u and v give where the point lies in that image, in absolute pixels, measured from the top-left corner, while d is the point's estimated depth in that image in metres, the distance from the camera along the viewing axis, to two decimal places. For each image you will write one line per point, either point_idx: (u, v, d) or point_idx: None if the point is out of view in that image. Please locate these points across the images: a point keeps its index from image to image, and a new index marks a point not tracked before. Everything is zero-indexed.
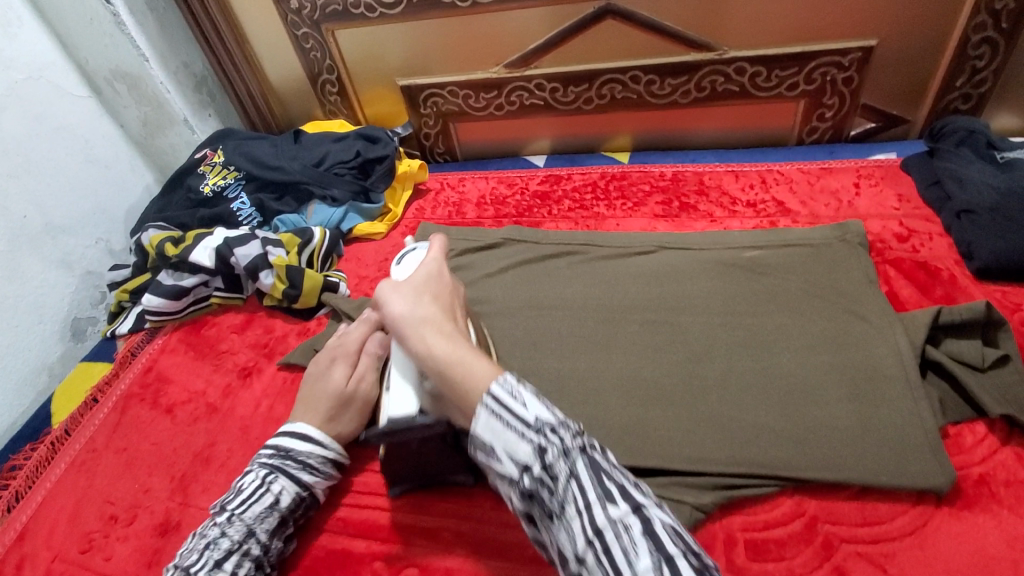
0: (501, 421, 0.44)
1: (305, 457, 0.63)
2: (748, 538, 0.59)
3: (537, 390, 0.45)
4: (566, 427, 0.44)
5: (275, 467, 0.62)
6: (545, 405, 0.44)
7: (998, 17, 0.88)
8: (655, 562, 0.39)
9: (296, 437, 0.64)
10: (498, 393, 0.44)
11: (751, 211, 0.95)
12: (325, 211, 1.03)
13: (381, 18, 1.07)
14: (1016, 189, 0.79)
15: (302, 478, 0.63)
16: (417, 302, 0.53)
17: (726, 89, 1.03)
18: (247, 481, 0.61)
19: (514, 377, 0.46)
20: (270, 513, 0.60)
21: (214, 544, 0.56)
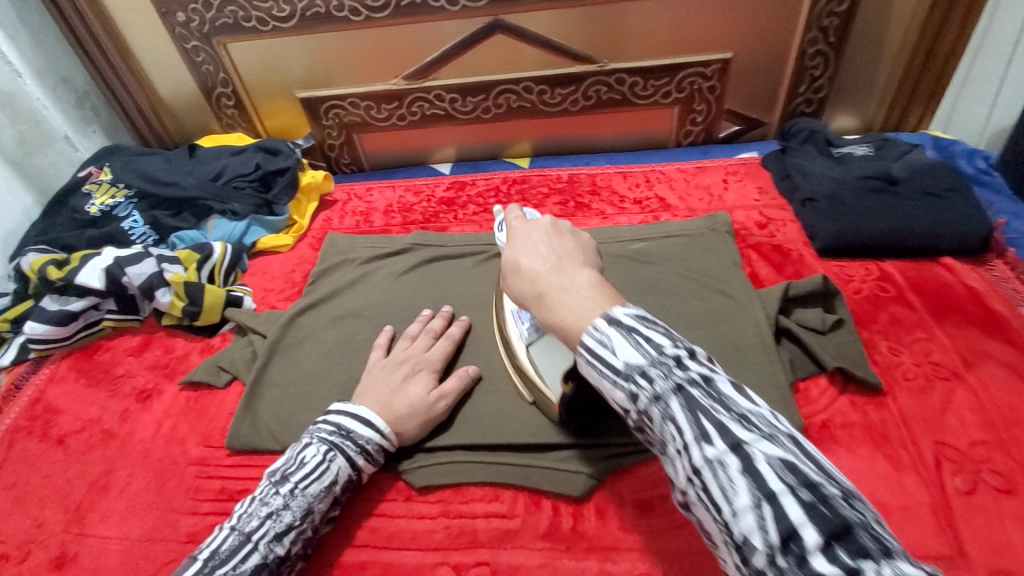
0: (596, 370, 0.42)
1: (364, 442, 0.64)
2: (637, 497, 0.65)
3: (628, 330, 0.40)
4: (662, 367, 0.39)
5: (336, 444, 0.63)
6: (631, 346, 0.40)
7: (826, 33, 1.03)
8: (754, 504, 0.32)
9: (358, 420, 0.65)
10: (589, 342, 0.42)
11: (637, 208, 1.05)
12: (226, 225, 1.02)
13: (274, 31, 1.07)
14: (847, 179, 0.94)
15: (358, 462, 0.64)
16: (511, 268, 0.52)
17: (610, 98, 1.13)
18: (310, 455, 0.62)
19: (605, 323, 0.42)
20: (327, 493, 0.61)
21: (276, 516, 0.58)
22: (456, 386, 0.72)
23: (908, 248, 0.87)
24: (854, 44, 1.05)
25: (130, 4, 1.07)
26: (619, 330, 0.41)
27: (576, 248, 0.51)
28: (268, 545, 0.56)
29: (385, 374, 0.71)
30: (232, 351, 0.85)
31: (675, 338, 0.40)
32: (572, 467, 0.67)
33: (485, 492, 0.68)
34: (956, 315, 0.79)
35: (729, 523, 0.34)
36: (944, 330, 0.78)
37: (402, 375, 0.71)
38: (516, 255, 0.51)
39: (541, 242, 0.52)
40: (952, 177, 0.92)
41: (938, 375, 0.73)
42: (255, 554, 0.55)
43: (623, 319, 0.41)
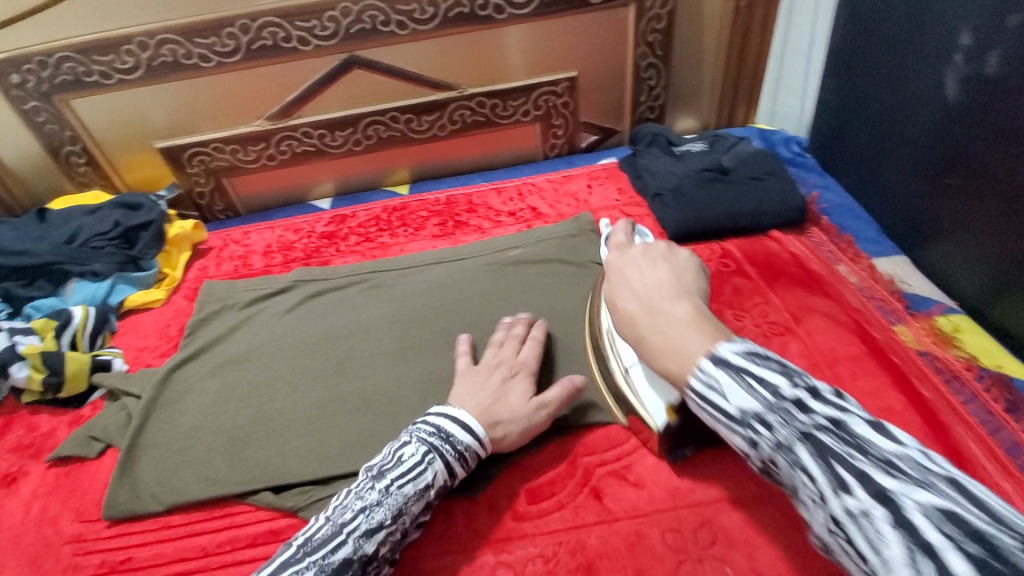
0: (709, 413, 0.48)
1: (461, 447, 0.64)
2: (528, 487, 0.70)
3: (736, 373, 0.46)
4: (779, 413, 0.44)
5: (439, 446, 0.63)
6: (745, 393, 0.45)
7: (653, 48, 1.16)
8: (909, 557, 0.34)
9: (459, 425, 0.65)
10: (697, 386, 0.48)
11: (512, 219, 1.11)
12: (87, 287, 0.97)
13: (121, 84, 1.04)
14: (687, 173, 1.06)
15: (454, 469, 0.63)
16: (621, 302, 0.61)
17: (474, 120, 1.19)
18: (408, 453, 0.62)
19: (711, 364, 0.48)
20: (421, 496, 0.61)
21: (369, 511, 0.58)
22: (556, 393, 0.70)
23: (741, 227, 0.99)
24: (678, 56, 1.19)
25: None
26: (729, 373, 0.46)
27: (676, 283, 0.59)
28: (358, 541, 0.56)
29: (481, 380, 0.70)
30: (106, 418, 0.81)
31: (790, 378, 0.45)
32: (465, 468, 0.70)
33: None
34: (785, 278, 0.91)
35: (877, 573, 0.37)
36: (776, 293, 0.89)
37: (499, 379, 0.70)
38: (615, 300, 0.62)
39: (633, 277, 0.62)
40: (771, 162, 1.07)
41: (774, 333, 0.84)
42: (347, 546, 0.56)
43: (731, 358, 0.47)
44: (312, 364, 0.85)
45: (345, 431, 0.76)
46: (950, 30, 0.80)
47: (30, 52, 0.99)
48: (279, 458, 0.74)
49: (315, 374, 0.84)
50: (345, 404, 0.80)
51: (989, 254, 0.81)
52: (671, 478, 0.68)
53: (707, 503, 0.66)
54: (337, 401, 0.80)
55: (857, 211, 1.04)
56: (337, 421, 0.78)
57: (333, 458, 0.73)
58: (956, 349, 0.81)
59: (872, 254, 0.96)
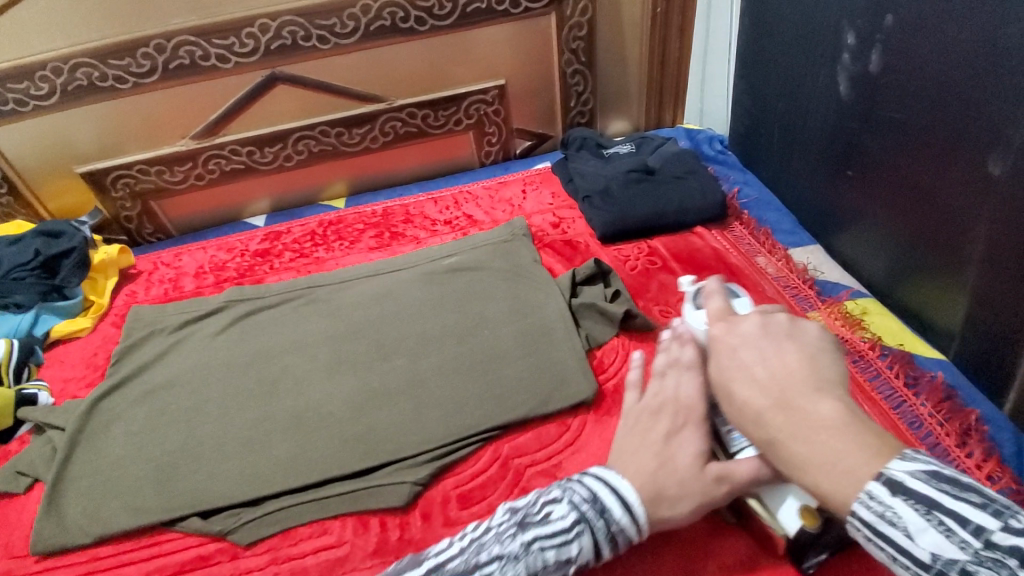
0: (879, 550, 0.37)
1: (615, 524, 0.53)
2: (459, 492, 0.71)
3: (925, 507, 0.36)
4: (994, 569, 0.33)
5: (593, 514, 0.53)
6: (941, 536, 0.35)
7: (577, 54, 1.19)
8: None
9: (617, 496, 0.53)
10: (866, 516, 0.37)
11: (448, 228, 1.13)
12: (9, 321, 0.94)
13: (36, 110, 1.01)
14: (614, 175, 1.09)
15: (602, 549, 0.53)
16: (725, 382, 0.45)
17: (407, 131, 1.20)
18: (558, 511, 0.53)
19: (886, 491, 0.37)
20: (560, 567, 0.52)
21: (505, 562, 0.50)
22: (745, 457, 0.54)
23: (666, 225, 1.03)
24: (602, 61, 1.23)
25: None
26: (917, 509, 0.36)
27: (806, 360, 0.44)
28: None
29: (639, 434, 0.56)
30: (27, 454, 0.78)
31: (1001, 514, 0.35)
32: (396, 478, 0.71)
33: (314, 526, 0.69)
34: (707, 272, 0.95)
35: None
36: (698, 286, 0.93)
37: (663, 433, 0.55)
38: (721, 377, 0.46)
39: (748, 361, 0.45)
40: (692, 161, 1.11)
41: None
42: None
43: (914, 484, 0.36)
44: (243, 385, 0.84)
45: (276, 450, 0.75)
46: (837, 30, 0.85)
47: None
48: (207, 482, 0.73)
49: (246, 395, 0.83)
50: (277, 422, 0.79)
51: (897, 239, 0.85)
52: None
53: None
54: (269, 420, 0.79)
55: (775, 205, 1.08)
56: (268, 440, 0.77)
57: (264, 478, 0.72)
58: (863, 330, 0.85)
59: (788, 244, 1.01)
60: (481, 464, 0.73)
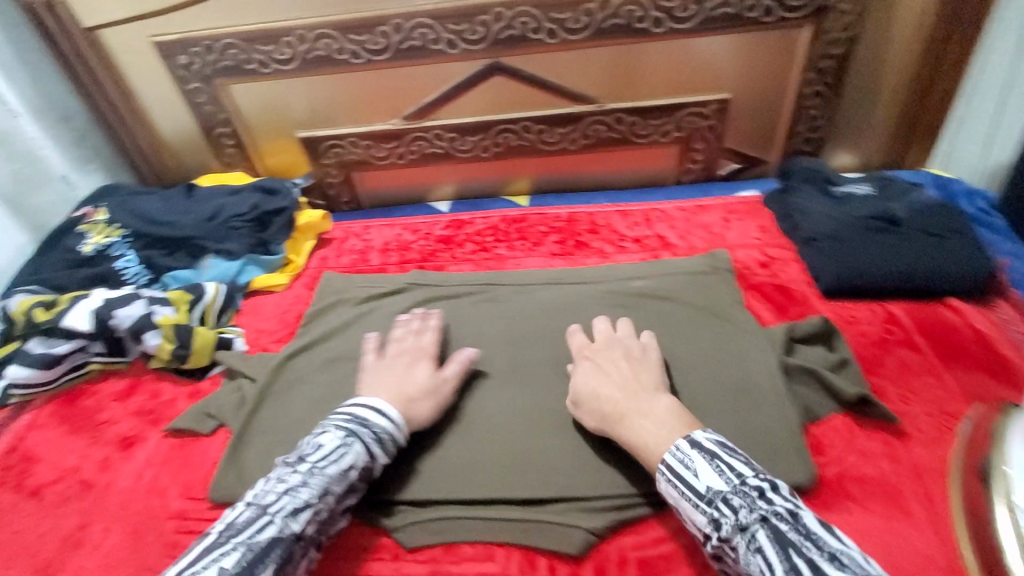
0: (676, 487, 0.56)
1: (380, 430, 0.65)
2: (638, 556, 0.62)
3: (709, 456, 0.56)
4: (743, 497, 0.52)
5: (353, 430, 0.64)
6: (716, 474, 0.55)
7: (823, 74, 1.04)
8: None
9: (374, 411, 0.66)
10: (672, 461, 0.57)
11: (637, 246, 1.03)
12: (221, 265, 1.02)
13: (275, 73, 1.09)
14: (847, 219, 0.93)
15: (373, 451, 0.64)
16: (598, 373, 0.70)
17: (609, 136, 1.13)
18: (326, 440, 0.62)
19: (688, 445, 0.58)
20: (344, 476, 0.61)
21: (294, 492, 0.58)
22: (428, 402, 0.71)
23: (914, 290, 0.85)
24: (850, 85, 1.06)
25: (131, 46, 1.09)
26: (704, 456, 0.56)
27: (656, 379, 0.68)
28: (285, 521, 0.56)
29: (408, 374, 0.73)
30: (219, 396, 0.83)
31: (754, 471, 0.55)
32: (571, 520, 0.64)
33: (477, 550, 0.64)
34: (965, 359, 0.76)
35: None
36: (954, 375, 0.75)
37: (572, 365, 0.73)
38: (596, 388, 0.68)
39: (619, 355, 0.71)
40: (955, 218, 0.91)
41: (948, 425, 0.69)
42: (271, 527, 0.56)
43: (704, 443, 0.57)
44: None
45: (444, 453, 0.72)
46: None
47: (200, 38, 1.06)
48: (376, 468, 0.71)
49: (420, 386, 0.81)
50: (448, 422, 0.76)
51: None
52: None
53: None
54: (440, 418, 0.76)
55: None
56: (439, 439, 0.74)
57: (430, 481, 0.69)
58: None
59: None
60: (665, 529, 0.63)
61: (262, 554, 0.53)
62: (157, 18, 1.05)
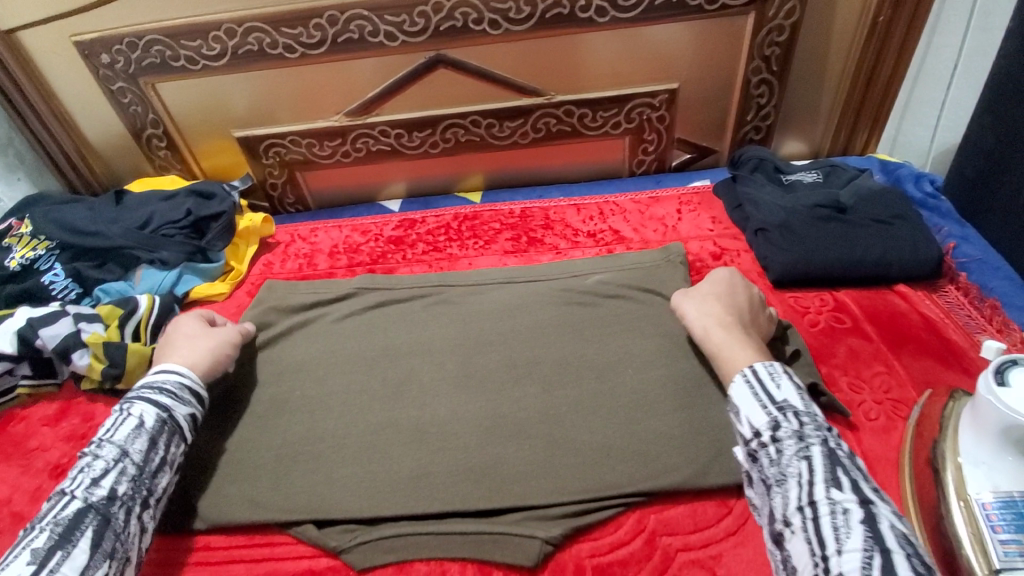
0: (752, 387, 0.55)
1: (162, 383, 0.65)
2: (595, 563, 0.61)
3: (795, 382, 0.55)
4: (811, 418, 0.52)
5: (133, 396, 0.63)
6: (795, 392, 0.54)
7: (769, 62, 1.04)
8: (866, 552, 0.42)
9: (155, 373, 0.66)
10: (760, 369, 0.57)
11: (591, 241, 1.02)
12: (154, 276, 0.96)
13: (205, 70, 1.03)
14: (797, 208, 0.93)
15: (161, 402, 0.63)
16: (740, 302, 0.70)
17: (560, 130, 1.11)
18: (110, 417, 0.61)
19: (780, 367, 0.57)
20: (139, 433, 0.60)
21: (88, 468, 0.57)
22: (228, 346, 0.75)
23: (861, 277, 0.86)
24: (795, 73, 1.06)
25: (50, 46, 1.01)
26: (791, 378, 0.55)
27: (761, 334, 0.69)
28: (84, 492, 0.55)
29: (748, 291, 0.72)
30: None
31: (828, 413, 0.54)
32: (526, 530, 0.62)
33: (432, 566, 0.62)
34: (913, 344, 0.77)
35: (831, 559, 0.43)
36: (902, 362, 0.75)
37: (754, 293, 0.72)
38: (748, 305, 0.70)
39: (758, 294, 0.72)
40: (901, 204, 0.92)
41: (899, 413, 0.69)
42: (74, 502, 0.54)
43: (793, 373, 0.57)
44: (368, 384, 0.79)
45: (396, 466, 0.69)
46: None
47: (121, 34, 0.99)
48: (323, 487, 0.68)
49: (369, 396, 0.78)
50: (397, 432, 0.73)
51: None
52: None
53: None
54: (390, 430, 0.73)
55: (1005, 270, 0.86)
56: (389, 452, 0.71)
57: (381, 497, 0.66)
58: None
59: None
60: (621, 533, 0.63)
61: (73, 525, 0.52)
62: (70, 13, 0.97)
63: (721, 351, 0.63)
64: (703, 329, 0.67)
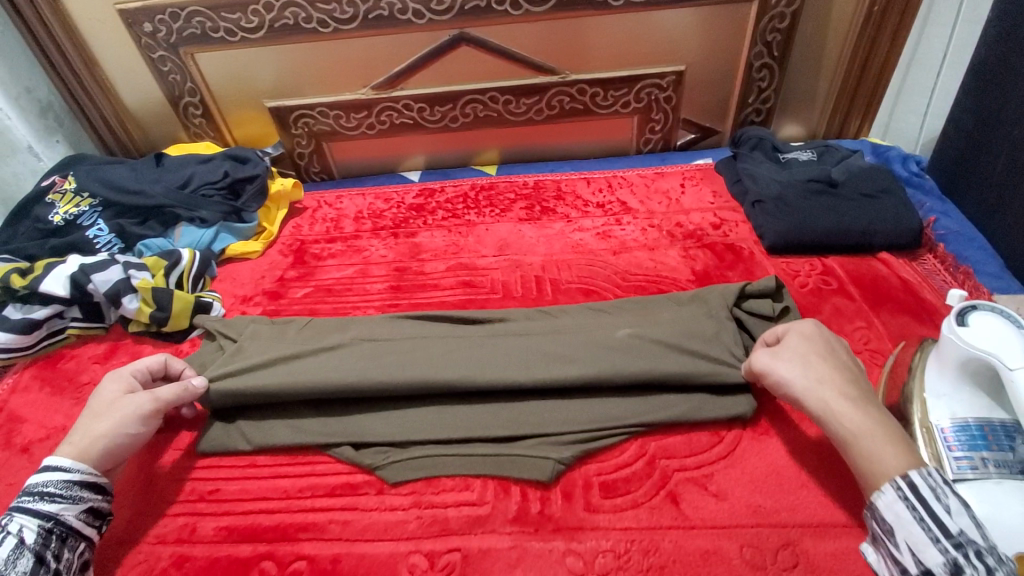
0: (913, 512, 0.48)
1: (41, 487, 0.59)
2: (602, 480, 0.69)
3: (963, 503, 0.47)
4: (993, 556, 0.45)
5: (12, 510, 0.57)
6: (968, 519, 0.47)
7: (770, 47, 1.11)
8: None
9: (36, 478, 0.60)
10: (922, 487, 0.48)
11: (600, 211, 1.09)
12: (193, 233, 1.03)
13: (243, 42, 1.09)
14: (792, 182, 1.01)
15: (43, 510, 0.58)
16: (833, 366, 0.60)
17: (572, 107, 1.18)
18: None
19: (940, 478, 0.49)
20: (20, 553, 0.54)
21: None
22: (135, 422, 0.65)
23: (848, 245, 0.93)
24: (795, 58, 1.13)
25: (95, 15, 1.08)
26: (958, 500, 0.47)
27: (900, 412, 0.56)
28: None
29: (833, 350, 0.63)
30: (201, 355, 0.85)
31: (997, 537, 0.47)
32: (540, 453, 0.70)
33: (456, 482, 0.69)
34: (892, 304, 0.84)
35: None
36: (881, 318, 0.83)
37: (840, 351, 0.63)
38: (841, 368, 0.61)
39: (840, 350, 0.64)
40: (888, 180, 0.99)
41: (876, 362, 0.77)
42: None
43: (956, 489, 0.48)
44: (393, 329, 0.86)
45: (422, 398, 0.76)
46: None
47: (165, 5, 1.05)
48: (356, 414, 0.75)
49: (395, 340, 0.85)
50: None
51: None
52: (753, 495, 0.65)
53: (793, 526, 0.62)
54: None
55: (980, 241, 0.94)
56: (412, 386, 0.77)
57: (409, 423, 0.73)
58: None
59: (992, 289, 0.87)
60: (625, 457, 0.71)
61: None
62: None
63: (861, 438, 0.53)
64: (820, 399, 0.57)
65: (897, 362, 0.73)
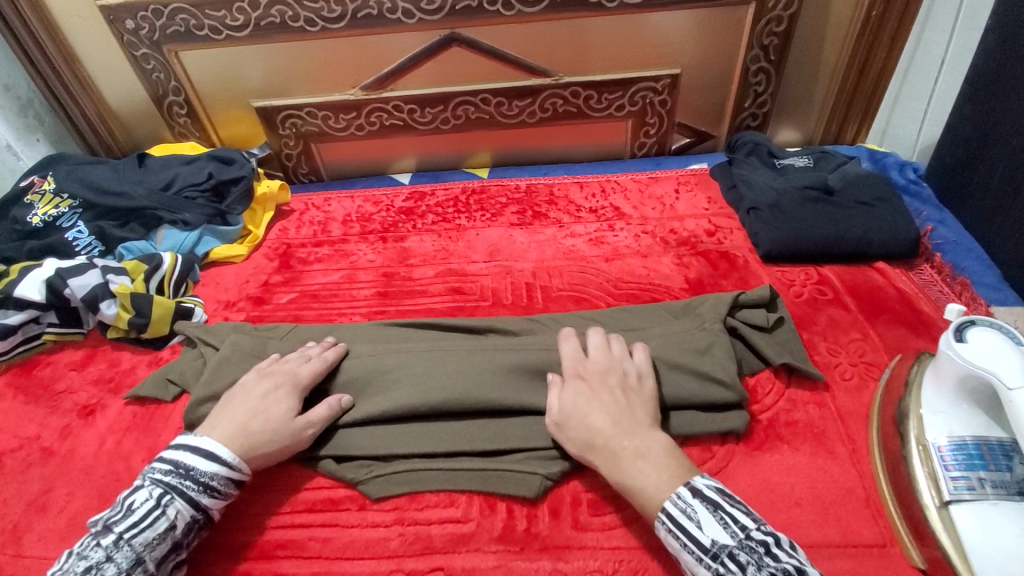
0: (676, 538, 0.53)
1: (206, 478, 0.60)
2: (590, 497, 0.67)
3: (713, 509, 0.53)
4: (748, 550, 0.51)
5: (172, 483, 0.59)
6: (720, 526, 0.52)
7: (767, 51, 1.09)
8: None
9: (199, 455, 0.61)
10: (674, 510, 0.54)
11: (593, 216, 1.07)
12: (176, 235, 1.01)
13: (228, 40, 1.07)
14: (788, 189, 0.99)
15: (199, 501, 0.60)
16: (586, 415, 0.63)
17: (565, 110, 1.16)
18: (139, 499, 0.57)
19: (689, 493, 0.55)
20: (162, 539, 0.56)
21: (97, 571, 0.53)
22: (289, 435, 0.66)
23: (843, 254, 0.92)
24: (791, 63, 1.12)
25: (76, 10, 1.05)
26: (708, 507, 0.53)
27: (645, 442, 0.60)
28: None
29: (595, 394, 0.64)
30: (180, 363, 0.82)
31: (758, 523, 0.53)
32: (528, 468, 0.68)
33: (441, 498, 0.67)
34: (888, 315, 0.83)
35: None
36: (876, 330, 0.81)
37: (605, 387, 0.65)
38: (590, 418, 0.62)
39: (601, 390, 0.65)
40: (884, 187, 0.98)
41: (871, 374, 0.76)
42: None
43: (706, 493, 0.55)
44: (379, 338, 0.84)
45: None
46: None
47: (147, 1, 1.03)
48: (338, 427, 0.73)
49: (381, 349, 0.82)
50: None
51: None
52: None
53: None
54: None
55: (977, 251, 0.93)
56: None
57: (392, 436, 0.71)
58: None
59: (988, 300, 0.86)
60: None
61: None
62: None
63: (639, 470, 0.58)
64: (588, 449, 0.62)
65: (893, 377, 0.72)
